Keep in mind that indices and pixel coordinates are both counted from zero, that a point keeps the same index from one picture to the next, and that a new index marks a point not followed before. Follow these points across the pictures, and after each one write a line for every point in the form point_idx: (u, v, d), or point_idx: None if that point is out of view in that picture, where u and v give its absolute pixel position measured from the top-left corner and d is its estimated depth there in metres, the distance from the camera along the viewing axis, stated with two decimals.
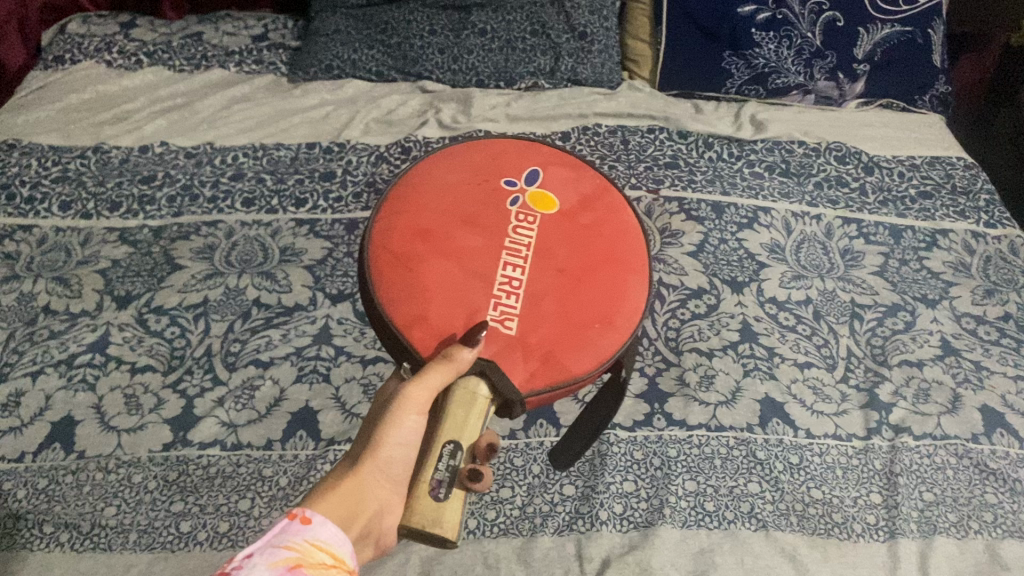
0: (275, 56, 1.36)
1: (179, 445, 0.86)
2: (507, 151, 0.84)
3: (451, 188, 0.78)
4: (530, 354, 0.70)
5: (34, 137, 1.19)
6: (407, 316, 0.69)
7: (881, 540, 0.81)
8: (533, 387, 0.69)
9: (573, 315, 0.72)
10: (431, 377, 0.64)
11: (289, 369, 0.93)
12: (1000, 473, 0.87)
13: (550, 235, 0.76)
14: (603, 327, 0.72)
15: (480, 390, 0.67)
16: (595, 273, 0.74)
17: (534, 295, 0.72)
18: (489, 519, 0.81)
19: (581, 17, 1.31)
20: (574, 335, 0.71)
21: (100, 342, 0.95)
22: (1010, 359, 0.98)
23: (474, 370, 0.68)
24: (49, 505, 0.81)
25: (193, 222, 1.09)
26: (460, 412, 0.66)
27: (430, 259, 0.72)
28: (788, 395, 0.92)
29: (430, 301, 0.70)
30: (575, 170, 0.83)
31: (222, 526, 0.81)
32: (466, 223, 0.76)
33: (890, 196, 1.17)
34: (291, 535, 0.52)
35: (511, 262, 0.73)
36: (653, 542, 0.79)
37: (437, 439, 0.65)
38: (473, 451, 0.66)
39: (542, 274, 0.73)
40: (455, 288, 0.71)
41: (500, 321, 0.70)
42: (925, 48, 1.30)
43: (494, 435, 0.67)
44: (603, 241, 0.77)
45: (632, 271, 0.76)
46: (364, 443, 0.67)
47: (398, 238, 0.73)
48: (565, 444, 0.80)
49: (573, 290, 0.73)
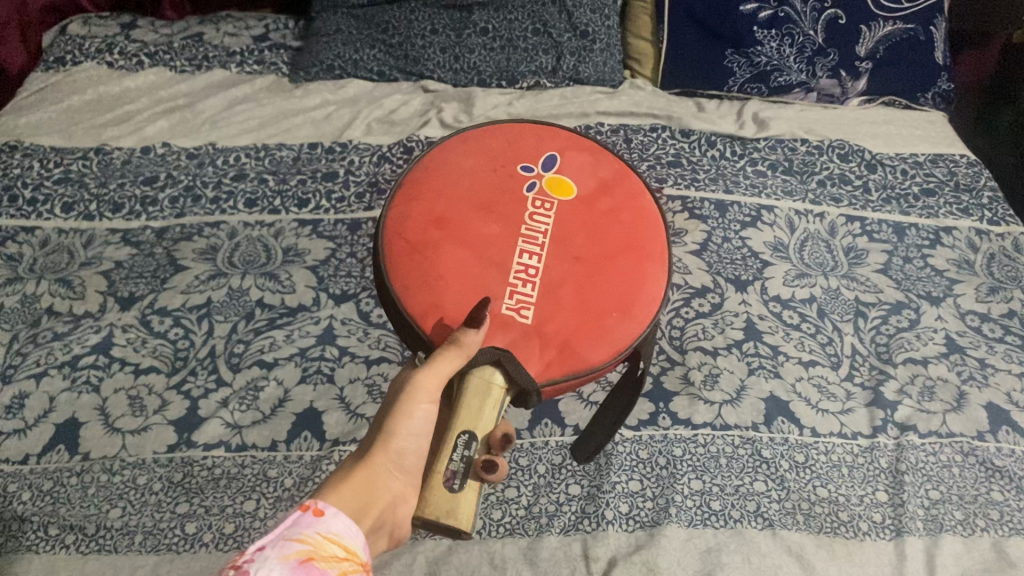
0: (276, 56, 1.36)
1: (184, 446, 0.86)
2: (523, 137, 0.84)
3: (467, 175, 0.78)
4: (546, 343, 0.69)
5: (36, 138, 1.19)
6: (423, 304, 0.69)
7: (887, 538, 0.81)
8: (549, 377, 0.68)
9: (591, 303, 0.71)
10: (443, 365, 0.65)
11: (293, 369, 0.93)
12: (1006, 471, 0.87)
13: (567, 223, 0.77)
14: (621, 316, 0.71)
15: (496, 379, 0.67)
16: (613, 260, 0.74)
17: (551, 283, 0.72)
18: (495, 519, 0.80)
19: (582, 16, 1.30)
20: (592, 324, 0.71)
21: (104, 344, 0.95)
22: (1015, 357, 0.98)
23: (489, 359, 0.67)
24: (54, 507, 0.81)
25: (195, 223, 1.09)
26: (475, 402, 0.67)
27: (447, 246, 0.72)
28: (792, 393, 0.92)
29: (446, 289, 0.70)
30: (593, 156, 0.83)
31: (228, 527, 0.81)
32: (482, 210, 0.76)
33: (893, 194, 1.17)
34: (302, 528, 0.52)
35: (527, 250, 0.74)
36: (660, 542, 0.79)
37: (451, 429, 0.66)
38: (488, 441, 0.67)
39: (559, 263, 0.74)
40: (470, 276, 0.71)
41: (516, 310, 0.70)
42: (928, 45, 1.30)
43: (510, 427, 0.68)
44: (621, 228, 0.77)
45: (650, 259, 0.76)
46: (376, 433, 0.66)
47: (415, 224, 0.74)
48: (585, 439, 0.80)
49: (591, 278, 0.73)
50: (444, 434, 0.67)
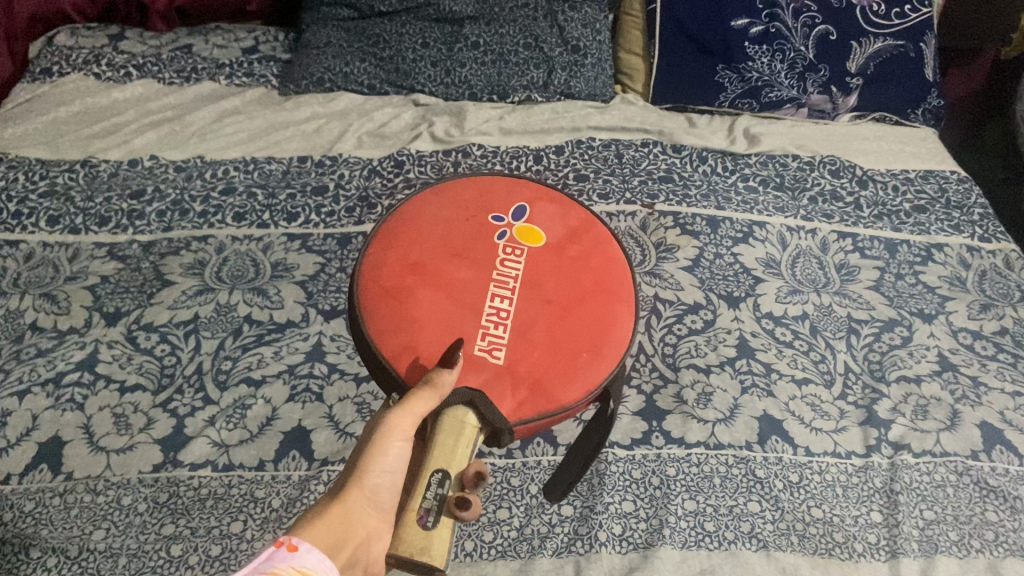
0: (265, 68, 1.35)
1: (170, 466, 0.84)
2: (495, 187, 0.85)
3: (442, 224, 0.79)
4: (519, 382, 0.69)
5: (22, 150, 1.17)
6: (398, 346, 0.69)
7: (883, 559, 0.80)
8: (523, 416, 0.68)
9: (562, 344, 0.71)
10: (417, 403, 0.63)
11: (282, 387, 0.92)
12: (1001, 491, 0.87)
13: (537, 267, 0.77)
14: (591, 356, 0.71)
15: (469, 419, 0.66)
16: (582, 302, 0.75)
17: (522, 324, 0.72)
18: (486, 540, 0.79)
19: (573, 31, 1.32)
20: (564, 363, 0.70)
21: (89, 360, 0.93)
22: (1008, 375, 0.97)
23: (461, 399, 0.66)
24: (36, 529, 0.79)
25: (183, 238, 1.07)
26: (448, 442, 0.65)
27: (421, 290, 0.72)
28: (786, 411, 0.91)
29: (420, 331, 0.69)
30: (562, 206, 0.84)
31: (214, 550, 0.79)
32: (455, 257, 0.76)
33: (885, 210, 1.18)
34: (277, 562, 0.48)
35: (499, 293, 0.74)
36: (654, 564, 0.77)
37: (425, 467, 0.63)
38: (462, 480, 0.64)
39: (530, 304, 0.74)
40: (444, 318, 0.71)
41: (488, 351, 0.70)
42: (918, 61, 1.31)
43: (484, 464, 0.65)
44: (591, 272, 0.78)
45: (619, 301, 0.76)
46: (347, 471, 0.61)
47: (390, 271, 0.74)
48: (558, 477, 0.80)
49: (561, 320, 0.73)
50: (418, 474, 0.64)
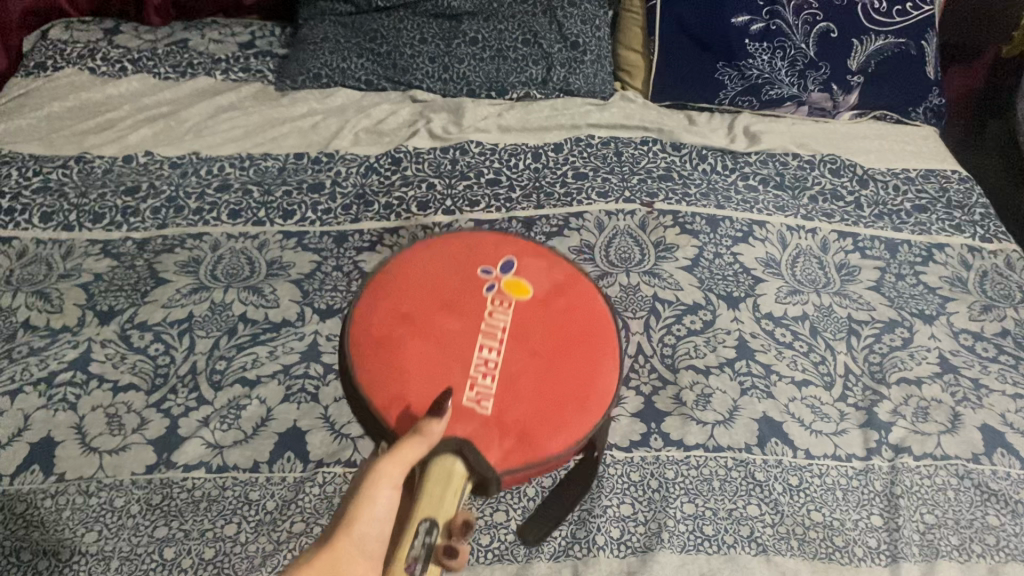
0: (262, 63, 1.34)
1: (163, 467, 0.83)
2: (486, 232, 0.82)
3: (431, 270, 0.76)
4: (506, 432, 0.66)
5: (15, 146, 1.16)
6: (383, 395, 0.66)
7: (883, 564, 0.79)
8: (509, 466, 0.64)
9: (550, 394, 0.68)
10: (405, 450, 0.59)
11: (277, 387, 0.91)
12: (1002, 495, 0.86)
13: (528, 313, 0.74)
14: (579, 406, 0.68)
15: (458, 467, 0.62)
16: (571, 351, 0.72)
17: (511, 373, 0.69)
18: (483, 544, 0.78)
19: (572, 27, 1.31)
20: (552, 414, 0.67)
21: (82, 360, 0.91)
22: (1009, 377, 0.97)
23: (451, 447, 0.62)
24: (27, 531, 0.78)
25: (177, 235, 1.06)
26: (436, 489, 0.60)
27: (409, 338, 0.70)
28: (786, 414, 0.91)
29: (408, 380, 0.67)
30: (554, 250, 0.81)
31: (208, 553, 0.78)
32: (445, 302, 0.73)
33: (885, 210, 1.17)
34: None
35: (488, 340, 0.71)
36: (652, 568, 0.77)
37: (413, 515, 0.59)
38: (449, 527, 0.60)
39: (519, 352, 0.71)
40: (432, 367, 0.68)
41: (476, 400, 0.67)
42: (919, 59, 1.30)
43: (470, 513, 0.62)
44: (581, 320, 0.74)
45: (610, 349, 0.73)
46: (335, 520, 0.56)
47: (378, 318, 0.71)
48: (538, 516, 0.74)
49: (550, 369, 0.70)
50: (405, 521, 0.60)
